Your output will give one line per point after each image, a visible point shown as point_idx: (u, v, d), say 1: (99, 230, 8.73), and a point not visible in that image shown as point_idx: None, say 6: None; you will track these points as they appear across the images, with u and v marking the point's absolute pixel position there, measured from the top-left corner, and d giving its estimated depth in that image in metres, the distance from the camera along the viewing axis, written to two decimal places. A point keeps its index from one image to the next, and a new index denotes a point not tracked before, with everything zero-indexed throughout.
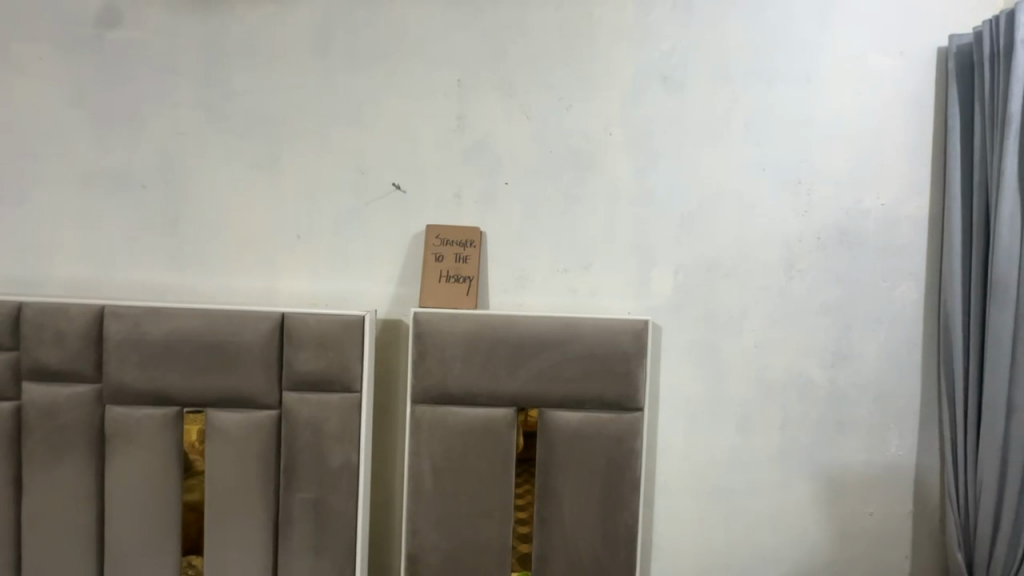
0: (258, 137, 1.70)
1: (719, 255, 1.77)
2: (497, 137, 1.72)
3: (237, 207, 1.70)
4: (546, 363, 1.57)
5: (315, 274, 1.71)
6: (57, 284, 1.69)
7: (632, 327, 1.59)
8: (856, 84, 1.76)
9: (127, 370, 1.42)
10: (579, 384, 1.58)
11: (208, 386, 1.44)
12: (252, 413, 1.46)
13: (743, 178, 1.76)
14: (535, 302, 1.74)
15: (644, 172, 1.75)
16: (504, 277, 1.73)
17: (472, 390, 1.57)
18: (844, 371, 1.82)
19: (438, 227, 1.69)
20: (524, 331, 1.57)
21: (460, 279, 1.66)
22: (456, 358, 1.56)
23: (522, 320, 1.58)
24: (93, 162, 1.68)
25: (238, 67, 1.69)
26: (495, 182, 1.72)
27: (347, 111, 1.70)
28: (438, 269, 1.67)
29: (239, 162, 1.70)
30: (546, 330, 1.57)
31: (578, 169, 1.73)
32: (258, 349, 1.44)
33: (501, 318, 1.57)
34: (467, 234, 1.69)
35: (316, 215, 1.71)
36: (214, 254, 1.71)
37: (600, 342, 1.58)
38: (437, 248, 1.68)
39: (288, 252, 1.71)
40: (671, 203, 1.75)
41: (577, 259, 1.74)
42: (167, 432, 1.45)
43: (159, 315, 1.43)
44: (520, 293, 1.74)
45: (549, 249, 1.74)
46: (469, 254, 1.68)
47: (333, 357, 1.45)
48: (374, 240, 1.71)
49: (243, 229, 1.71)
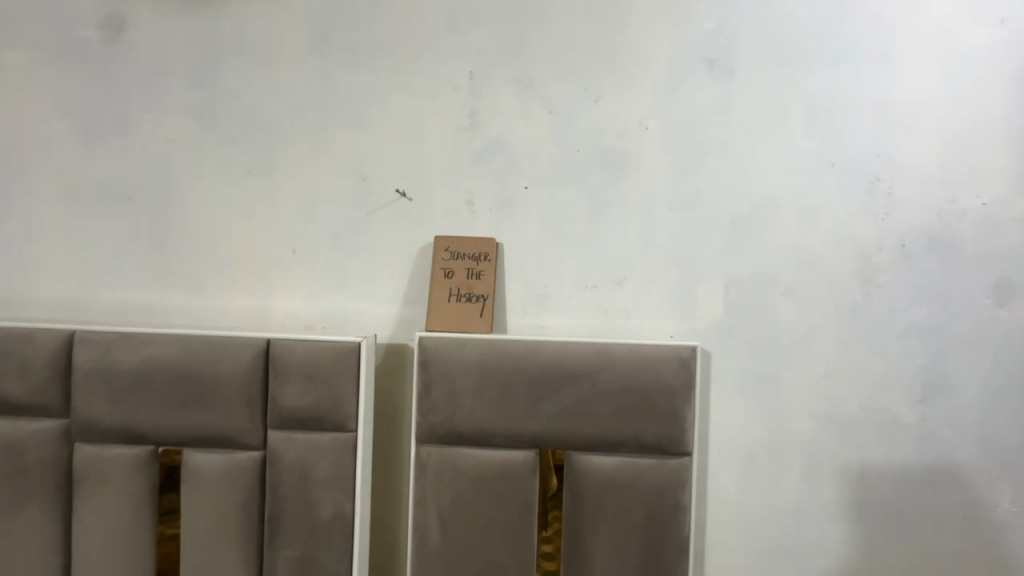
0: (250, 142, 1.53)
1: (779, 267, 1.49)
2: (515, 136, 1.50)
3: (229, 220, 1.53)
4: (573, 398, 1.32)
5: (311, 294, 1.53)
6: (40, 305, 1.55)
7: (676, 355, 1.33)
8: (945, 61, 1.47)
9: (96, 404, 1.26)
10: (613, 424, 1.32)
11: (184, 425, 1.25)
12: (234, 454, 1.27)
13: (806, 177, 1.48)
14: (560, 326, 1.50)
15: (687, 172, 1.49)
16: (524, 296, 1.50)
17: (486, 429, 1.34)
18: (938, 407, 1.50)
19: (447, 239, 1.48)
20: (547, 359, 1.33)
21: (473, 299, 1.44)
22: (467, 391, 1.34)
23: (544, 346, 1.34)
24: (81, 174, 1.54)
25: (232, 67, 1.53)
26: (512, 186, 1.51)
27: (346, 110, 1.52)
28: (448, 287, 1.45)
29: (232, 170, 1.53)
30: (572, 358, 1.33)
31: (609, 170, 1.50)
32: (239, 381, 1.25)
33: (520, 343, 1.34)
34: (481, 246, 1.47)
35: (313, 228, 1.52)
36: (204, 272, 1.54)
37: (638, 373, 1.32)
38: (446, 263, 1.47)
39: (282, 269, 1.53)
40: (720, 208, 1.49)
41: (609, 274, 1.50)
42: (140, 473, 1.28)
43: (131, 341, 1.26)
44: (541, 314, 1.50)
45: (576, 263, 1.50)
46: (483, 270, 1.46)
47: (324, 390, 1.25)
48: (377, 254, 1.52)
49: (235, 243, 1.53)
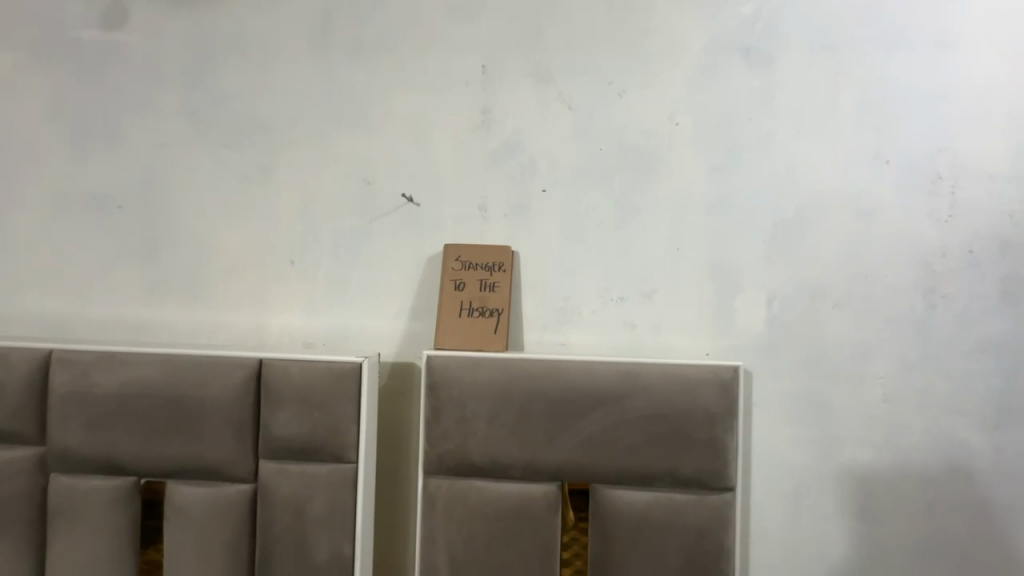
0: (247, 145, 1.42)
1: (828, 276, 1.34)
2: (532, 135, 1.38)
3: (224, 229, 1.42)
4: (599, 426, 1.17)
5: (311, 308, 1.41)
6: (22, 321, 1.44)
7: (716, 377, 1.17)
8: (1014, 46, 1.31)
9: (73, 431, 1.14)
10: (646, 455, 1.17)
11: (167, 454, 1.13)
12: (222, 487, 1.15)
13: (857, 176, 1.33)
14: (583, 343, 1.36)
15: (722, 172, 1.35)
16: (541, 310, 1.36)
17: (502, 460, 1.19)
18: (1015, 435, 1.32)
19: (458, 247, 1.34)
20: (569, 381, 1.19)
21: (487, 313, 1.29)
22: (480, 417, 1.19)
23: (566, 366, 1.19)
24: (70, 181, 1.44)
25: (228, 66, 1.43)
26: (529, 190, 1.37)
27: (349, 110, 1.41)
28: (459, 300, 1.30)
29: (228, 175, 1.42)
30: (597, 379, 1.18)
31: (635, 171, 1.36)
32: (227, 406, 1.13)
33: (539, 363, 1.20)
34: (495, 255, 1.33)
35: (313, 237, 1.41)
36: (197, 284, 1.43)
37: (673, 398, 1.17)
38: (456, 274, 1.32)
39: (280, 281, 1.41)
40: (760, 211, 1.34)
41: (636, 285, 1.35)
42: (120, 507, 1.16)
43: (113, 362, 1.15)
44: (560, 330, 1.36)
45: (599, 273, 1.36)
46: (497, 281, 1.32)
47: (321, 416, 1.12)
48: (382, 265, 1.40)
49: (230, 253, 1.42)
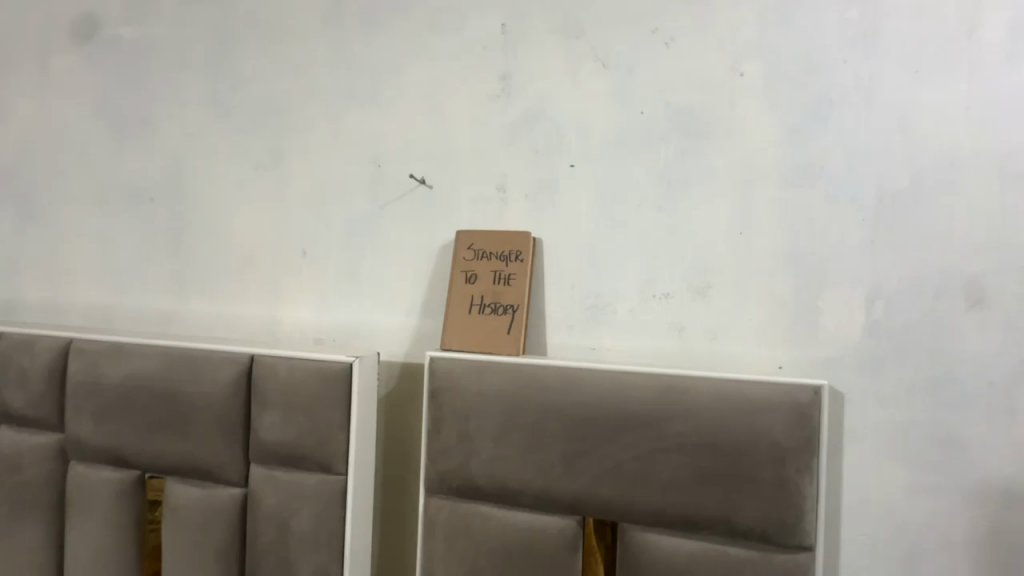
0: (263, 131, 1.37)
1: (959, 268, 0.98)
2: (558, 100, 1.17)
3: (241, 219, 1.38)
4: (629, 453, 0.94)
5: (322, 302, 1.32)
6: (73, 310, 1.51)
7: (788, 400, 0.89)
8: None
9: (84, 421, 1.14)
10: (690, 495, 0.91)
11: (163, 451, 1.08)
12: (214, 490, 1.08)
13: (1006, 129, 0.96)
14: (617, 350, 1.12)
15: (802, 133, 1.04)
16: (567, 309, 1.15)
17: (510, 485, 1.00)
18: None
19: (471, 233, 1.17)
20: (592, 395, 0.97)
21: (500, 311, 1.10)
22: (485, 432, 1.02)
23: (588, 377, 0.98)
24: (111, 176, 1.49)
25: (246, 50, 1.38)
26: (555, 166, 1.17)
27: (361, 87, 1.30)
28: (469, 294, 1.13)
29: (245, 163, 1.38)
30: (626, 395, 0.95)
31: (686, 137, 1.10)
32: (218, 405, 1.05)
33: (556, 373, 0.99)
34: (512, 244, 1.14)
35: (325, 225, 1.32)
36: (219, 277, 1.40)
37: (727, 424, 0.90)
38: (468, 265, 1.15)
39: (291, 273, 1.34)
40: (857, 182, 1.02)
41: (686, 279, 1.09)
42: (126, 500, 1.14)
43: (119, 353, 1.13)
44: (590, 333, 1.14)
45: (640, 265, 1.11)
46: (514, 273, 1.12)
47: (308, 421, 1.01)
48: (393, 255, 1.27)
49: (247, 245, 1.38)
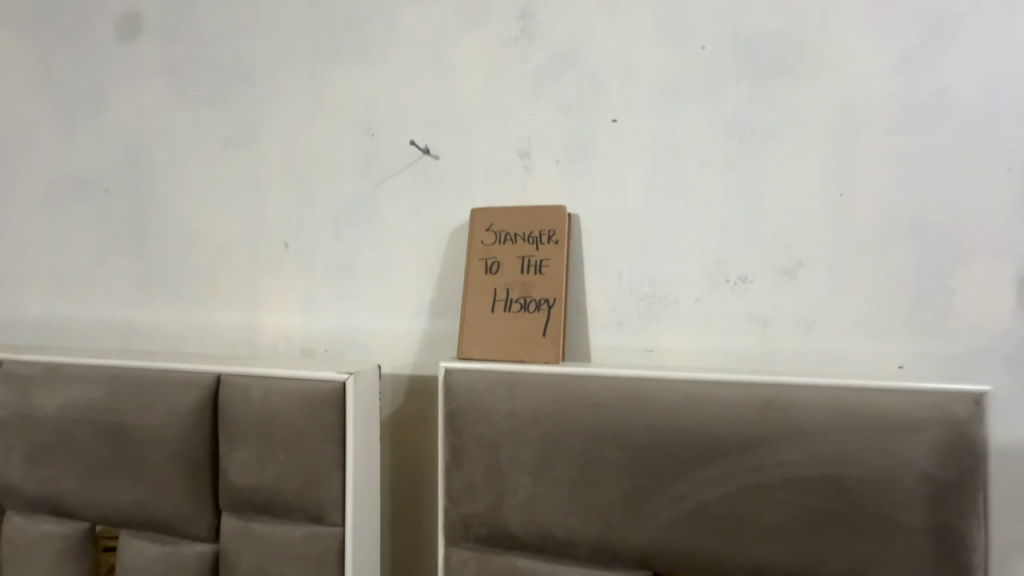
0: (231, 101, 1.13)
1: None
2: (593, 40, 0.93)
3: (211, 210, 1.15)
4: (718, 492, 0.70)
5: (310, 304, 1.09)
6: (20, 326, 1.28)
7: (938, 413, 0.65)
8: None
9: (16, 464, 0.91)
10: (806, 546, 0.68)
11: (113, 500, 0.86)
12: (178, 547, 0.85)
13: None
14: (681, 351, 0.88)
15: (919, 60, 0.80)
16: (615, 301, 0.91)
17: (557, 534, 0.77)
18: None
19: (489, 212, 0.93)
20: (662, 414, 0.73)
21: (532, 307, 0.87)
22: (521, 465, 0.78)
23: (656, 391, 0.74)
24: (57, 166, 1.26)
25: (208, 7, 1.15)
26: (592, 123, 0.93)
27: (347, 40, 1.06)
28: (491, 287, 0.89)
29: (213, 142, 1.14)
30: (710, 414, 0.71)
31: (762, 77, 0.85)
32: (177, 440, 0.83)
33: (612, 386, 0.76)
34: (542, 222, 0.90)
35: (310, 211, 1.08)
36: (186, 280, 1.17)
37: (852, 450, 0.67)
38: (487, 251, 0.91)
39: (272, 271, 1.11)
40: (996, 121, 0.78)
41: (769, 257, 0.85)
42: (73, 560, 0.92)
43: (57, 377, 0.90)
44: (645, 331, 0.90)
45: (707, 242, 0.87)
46: (546, 258, 0.88)
47: (291, 458, 0.78)
48: (394, 243, 1.03)
49: (218, 239, 1.15)
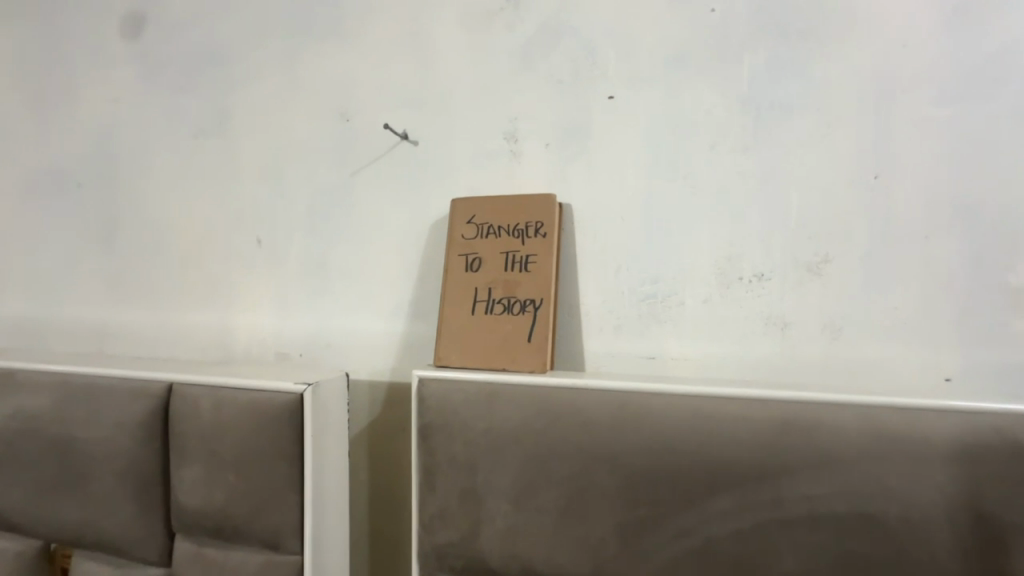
0: (202, 87, 1.06)
1: None
2: (587, 7, 0.82)
3: (182, 204, 1.07)
4: (729, 528, 0.60)
5: (283, 304, 1.00)
6: None
7: (997, 436, 0.55)
8: None
9: None
10: None
11: (61, 519, 0.79)
12: (130, 570, 0.78)
13: None
14: (687, 359, 0.77)
15: (971, 17, 0.68)
16: (611, 302, 0.80)
17: (541, 570, 0.67)
18: None
19: (470, 202, 0.83)
20: (662, 435, 0.62)
21: (516, 309, 0.77)
22: (500, 490, 0.68)
23: (655, 407, 0.64)
24: (27, 159, 1.19)
25: None
26: (586, 100, 0.82)
27: (320, 17, 0.97)
28: (472, 287, 0.80)
29: (184, 131, 1.07)
30: (719, 436, 0.61)
31: (782, 42, 0.74)
32: (126, 455, 0.75)
33: (605, 401, 0.65)
34: (529, 213, 0.80)
35: (283, 204, 1.00)
36: (157, 278, 1.10)
37: (891, 482, 0.56)
38: (468, 245, 0.82)
39: (244, 269, 1.03)
40: None
41: (790, 251, 0.73)
42: None
43: (7, 383, 0.83)
44: (646, 335, 0.79)
45: (718, 234, 0.76)
46: (533, 253, 0.78)
47: (243, 478, 0.70)
48: (371, 238, 0.94)
49: (190, 235, 1.07)
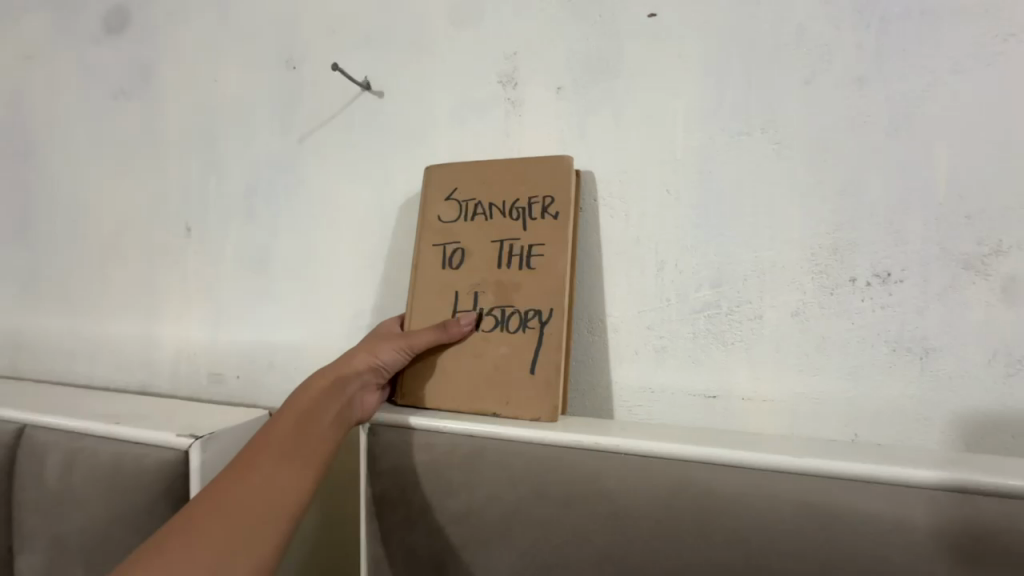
0: (123, 34, 0.83)
1: None
2: None
3: (102, 182, 0.85)
4: None
5: (215, 309, 0.78)
6: None
7: None
8: None
9: None
10: None
11: None
12: None
13: None
14: (766, 400, 0.52)
15: None
16: (650, 312, 0.55)
17: None
18: None
19: (448, 170, 0.58)
20: (747, 544, 0.39)
21: (514, 324, 0.52)
22: None
23: (732, 496, 0.39)
24: None
25: None
26: (615, 22, 0.57)
27: None
28: (450, 290, 0.54)
29: (103, 90, 0.85)
30: (848, 555, 0.37)
31: None
32: None
33: (646, 478, 0.42)
34: (533, 183, 0.54)
35: (216, 179, 0.77)
36: (73, 274, 0.88)
37: None
38: (443, 231, 0.56)
39: (171, 263, 0.80)
40: None
41: (935, 237, 0.47)
42: None
43: None
44: (704, 363, 0.54)
45: (816, 213, 0.50)
46: (539, 242, 0.53)
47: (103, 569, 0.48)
48: (322, 222, 0.71)
49: (108, 221, 0.85)
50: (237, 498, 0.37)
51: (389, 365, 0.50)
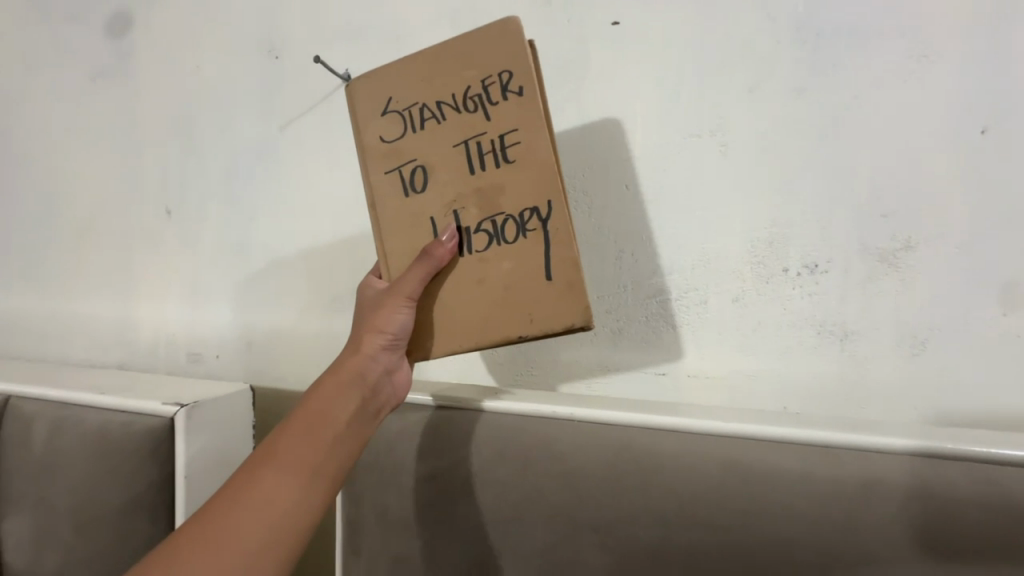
0: (101, 16, 0.84)
1: None
2: None
3: (79, 163, 0.86)
4: None
5: (194, 290, 0.80)
6: None
7: None
8: None
9: None
10: None
11: None
12: None
13: None
14: (708, 377, 0.57)
15: None
16: (609, 297, 0.60)
17: None
18: None
19: (377, 79, 0.47)
20: (680, 497, 0.44)
21: (511, 232, 0.45)
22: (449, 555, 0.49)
23: (668, 455, 0.45)
24: None
25: None
26: (582, 28, 0.61)
27: None
28: (426, 216, 0.46)
29: (80, 71, 0.85)
30: (766, 506, 0.42)
31: None
32: None
33: (595, 441, 0.47)
34: (480, 65, 0.45)
35: (196, 163, 0.79)
36: (48, 254, 0.88)
37: None
38: (394, 153, 0.47)
39: (150, 244, 0.82)
40: None
41: (856, 233, 0.53)
42: None
43: None
44: (655, 343, 0.59)
45: (756, 209, 0.56)
46: (509, 130, 0.45)
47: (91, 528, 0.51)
48: (301, 207, 0.74)
49: (85, 203, 0.86)
50: (253, 516, 0.37)
51: (401, 331, 0.45)
